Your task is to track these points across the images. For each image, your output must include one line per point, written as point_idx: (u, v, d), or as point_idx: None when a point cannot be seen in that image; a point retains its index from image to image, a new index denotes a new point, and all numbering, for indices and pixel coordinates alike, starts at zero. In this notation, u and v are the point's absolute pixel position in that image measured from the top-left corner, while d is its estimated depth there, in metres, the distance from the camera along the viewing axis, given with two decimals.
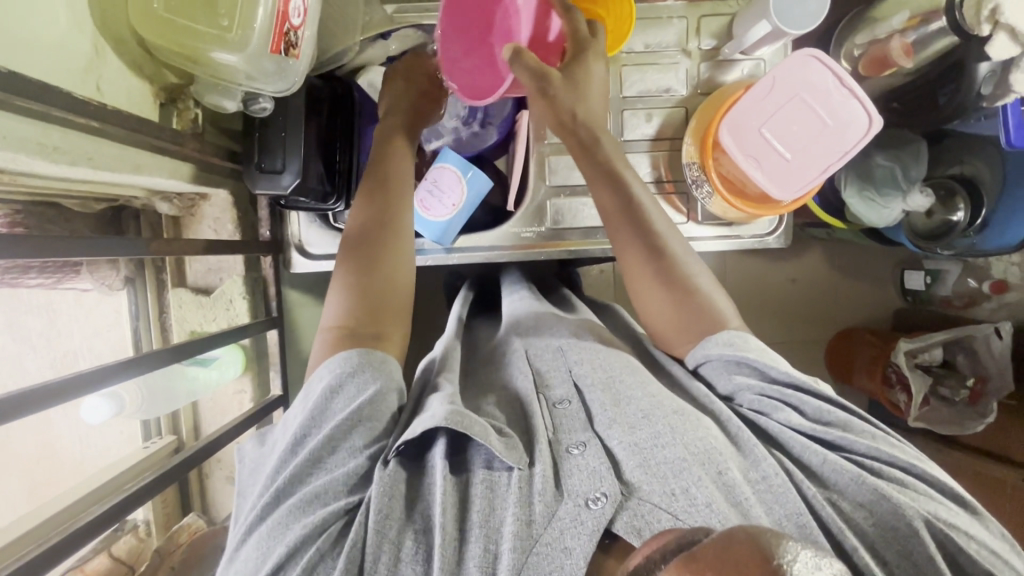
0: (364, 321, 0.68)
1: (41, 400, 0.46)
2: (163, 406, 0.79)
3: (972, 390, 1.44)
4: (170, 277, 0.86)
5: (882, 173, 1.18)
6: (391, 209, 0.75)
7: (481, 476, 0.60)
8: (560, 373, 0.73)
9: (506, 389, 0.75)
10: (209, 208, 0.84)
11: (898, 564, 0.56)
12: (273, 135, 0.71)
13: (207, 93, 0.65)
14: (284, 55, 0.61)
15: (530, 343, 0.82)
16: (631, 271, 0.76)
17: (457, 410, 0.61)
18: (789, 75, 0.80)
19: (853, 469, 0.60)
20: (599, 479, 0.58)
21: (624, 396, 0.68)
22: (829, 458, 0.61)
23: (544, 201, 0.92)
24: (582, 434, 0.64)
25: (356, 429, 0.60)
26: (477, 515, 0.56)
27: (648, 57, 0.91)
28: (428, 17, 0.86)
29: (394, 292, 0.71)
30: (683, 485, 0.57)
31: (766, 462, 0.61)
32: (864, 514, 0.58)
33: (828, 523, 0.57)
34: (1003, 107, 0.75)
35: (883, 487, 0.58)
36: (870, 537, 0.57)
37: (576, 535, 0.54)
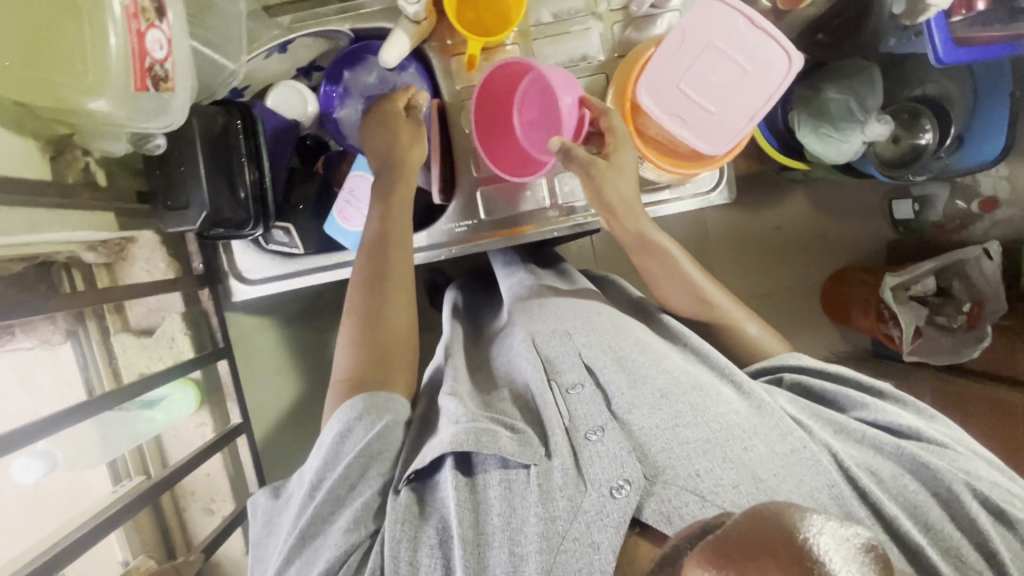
0: (386, 367, 0.72)
1: None
2: (119, 448, 0.79)
3: (968, 317, 1.40)
4: (113, 323, 0.85)
5: (837, 109, 1.13)
6: (388, 255, 0.77)
7: (497, 476, 0.61)
8: (570, 356, 0.71)
9: (512, 386, 0.74)
10: (139, 249, 0.84)
11: (940, 526, 0.58)
12: (174, 172, 0.70)
13: (93, 140, 0.65)
14: (154, 90, 0.60)
15: (533, 327, 0.78)
16: (664, 293, 0.83)
17: (465, 430, 0.61)
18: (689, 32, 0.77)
19: (891, 441, 0.63)
20: (621, 464, 0.58)
21: (639, 374, 0.68)
22: (867, 434, 0.65)
23: (473, 191, 0.90)
24: (599, 417, 0.64)
25: (369, 464, 0.63)
26: (496, 516, 0.58)
27: (558, 27, 0.87)
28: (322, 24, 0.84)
29: (397, 337, 0.74)
30: (707, 466, 0.58)
31: (793, 436, 0.62)
32: (902, 480, 0.62)
33: (869, 495, 0.59)
34: (927, 23, 0.72)
35: (921, 455, 0.62)
36: (910, 502, 0.60)
37: (603, 529, 0.54)
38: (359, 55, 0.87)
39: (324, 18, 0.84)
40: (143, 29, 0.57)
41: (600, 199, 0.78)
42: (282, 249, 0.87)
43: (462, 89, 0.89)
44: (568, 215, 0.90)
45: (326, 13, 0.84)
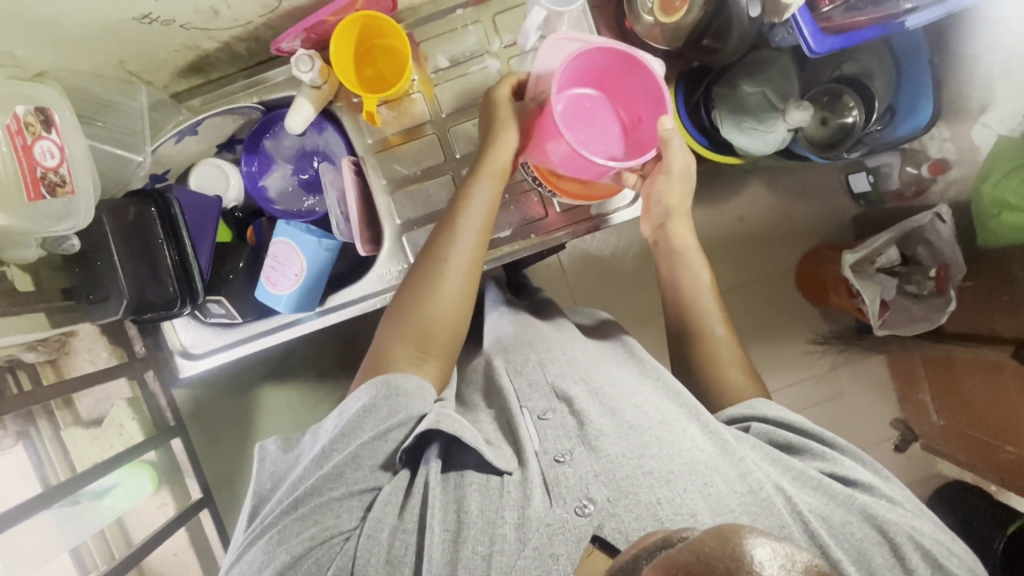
0: (421, 360, 0.73)
1: None
2: (78, 539, 0.79)
3: (937, 281, 1.34)
4: (64, 417, 0.86)
5: (754, 102, 1.15)
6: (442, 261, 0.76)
7: (472, 480, 0.63)
8: (539, 387, 0.73)
9: (476, 416, 0.74)
10: (80, 342, 0.85)
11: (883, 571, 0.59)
12: (93, 266, 0.73)
13: (9, 250, 0.66)
14: (51, 196, 0.64)
15: (506, 359, 0.80)
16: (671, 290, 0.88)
17: (446, 416, 0.65)
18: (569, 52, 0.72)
19: (844, 491, 0.64)
20: (586, 485, 0.60)
21: (611, 405, 0.69)
22: (823, 482, 0.65)
23: (400, 237, 0.91)
24: (567, 442, 0.65)
25: (376, 443, 0.64)
26: (473, 510, 0.60)
27: (456, 71, 0.90)
28: (231, 102, 0.87)
29: (433, 330, 0.75)
30: (669, 495, 0.59)
31: (753, 475, 0.62)
32: (857, 524, 0.62)
33: (817, 537, 0.59)
34: (793, 15, 0.74)
35: (870, 508, 0.63)
36: (856, 547, 0.61)
37: (564, 542, 0.57)
38: (273, 126, 0.90)
39: (232, 96, 0.88)
40: (29, 143, 0.61)
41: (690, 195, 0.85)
42: (223, 321, 0.89)
43: (375, 142, 0.91)
44: (494, 247, 0.93)
45: (233, 91, 0.88)
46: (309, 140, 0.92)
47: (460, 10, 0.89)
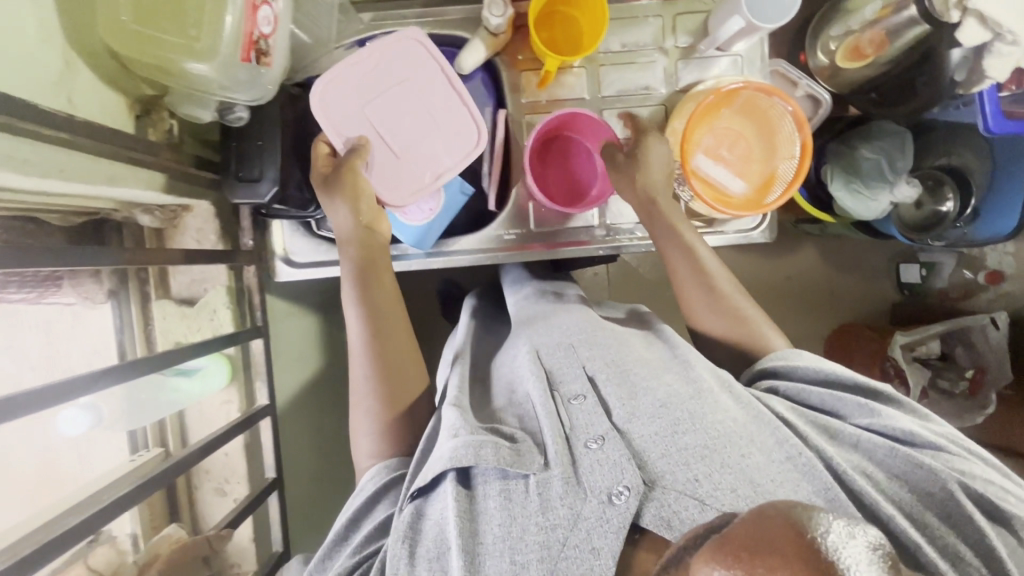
0: (389, 394, 0.74)
1: None
2: (146, 418, 0.74)
3: (971, 382, 1.36)
4: (154, 289, 0.84)
5: (868, 167, 1.17)
6: (379, 308, 0.77)
7: (496, 486, 0.60)
8: (572, 367, 0.71)
9: (516, 399, 0.71)
10: (192, 219, 0.83)
11: (938, 524, 0.58)
12: (250, 145, 0.71)
13: (181, 104, 0.67)
14: (256, 63, 0.62)
15: (537, 341, 0.76)
16: (684, 292, 0.83)
17: (464, 445, 0.60)
18: (371, 67, 0.76)
19: (885, 443, 0.62)
20: (620, 471, 0.58)
21: (639, 387, 0.67)
22: (862, 437, 0.64)
23: (525, 201, 0.92)
24: (600, 426, 0.63)
25: (375, 504, 0.66)
26: (494, 528, 0.57)
27: (624, 56, 0.90)
28: (403, 25, 0.86)
29: (398, 368, 0.76)
30: (705, 472, 0.58)
31: (791, 442, 0.61)
32: (900, 483, 0.61)
33: (861, 495, 0.58)
34: (980, 93, 0.77)
35: (916, 457, 0.61)
36: (906, 500, 0.60)
37: (603, 534, 0.54)
38: None
39: (405, 20, 0.87)
40: (258, 5, 0.59)
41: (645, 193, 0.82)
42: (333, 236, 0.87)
43: (528, 104, 0.91)
44: (613, 236, 0.93)
45: (407, 15, 0.87)
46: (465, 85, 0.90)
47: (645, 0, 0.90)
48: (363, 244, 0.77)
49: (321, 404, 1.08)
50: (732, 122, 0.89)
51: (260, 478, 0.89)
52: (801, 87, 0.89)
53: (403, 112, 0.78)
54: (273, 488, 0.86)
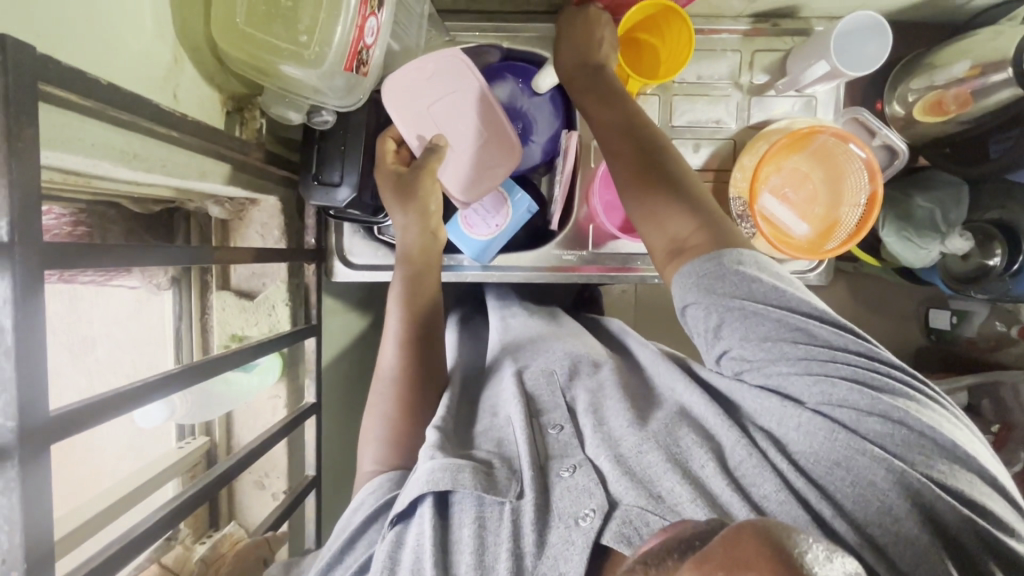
0: (408, 401, 0.75)
1: (124, 403, 0.44)
2: (205, 413, 0.74)
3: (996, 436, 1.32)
4: (215, 280, 0.84)
5: (920, 216, 1.15)
6: (427, 312, 0.80)
7: (472, 514, 0.59)
8: (555, 398, 0.72)
9: (496, 422, 0.72)
10: (258, 213, 0.83)
11: (881, 533, 0.53)
12: (332, 148, 0.71)
13: (273, 104, 0.67)
14: (355, 72, 0.62)
15: (523, 363, 0.81)
16: (634, 196, 0.68)
17: (441, 467, 0.61)
18: (408, 85, 0.76)
19: (826, 425, 0.56)
20: (588, 496, 0.58)
21: (610, 414, 0.68)
22: (802, 419, 0.58)
23: (586, 224, 0.92)
24: (575, 457, 0.63)
25: (371, 527, 0.64)
26: (467, 557, 0.56)
27: (699, 88, 0.90)
28: (483, 38, 0.87)
29: (430, 371, 0.79)
30: (668, 486, 0.57)
31: (739, 445, 0.60)
32: (839, 474, 0.55)
33: (804, 495, 0.55)
34: None
35: (857, 442, 0.55)
36: (849, 503, 0.54)
37: (569, 559, 0.54)
38: (501, 74, 0.88)
39: (486, 33, 0.87)
40: (366, 15, 0.59)
41: (588, 66, 0.75)
42: (392, 242, 0.87)
43: None
44: None
45: (488, 28, 0.87)
46: (528, 100, 0.88)
47: (726, 34, 0.89)
48: (422, 244, 0.80)
49: (354, 403, 1.08)
50: (801, 164, 0.89)
51: (299, 474, 0.89)
52: (879, 137, 0.88)
53: (460, 122, 0.78)
54: (314, 485, 0.86)
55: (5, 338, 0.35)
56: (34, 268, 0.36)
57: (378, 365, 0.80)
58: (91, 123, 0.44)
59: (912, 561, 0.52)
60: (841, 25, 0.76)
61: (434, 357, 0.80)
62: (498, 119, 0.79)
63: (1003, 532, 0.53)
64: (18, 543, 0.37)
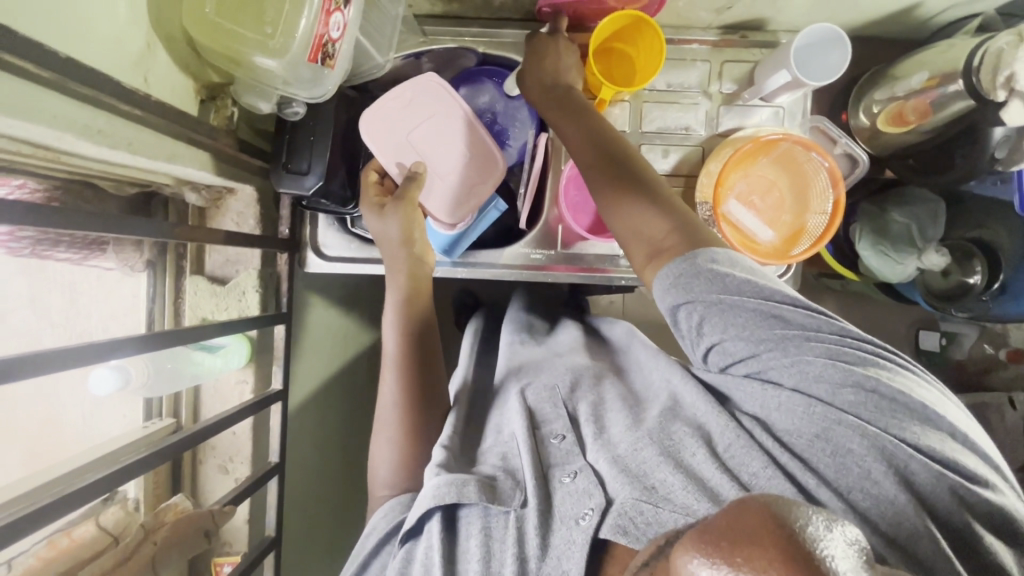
0: (411, 420, 0.78)
1: (62, 360, 0.46)
2: (166, 387, 0.76)
3: None
4: (189, 265, 0.87)
5: (898, 231, 1.13)
6: (424, 336, 0.83)
7: (478, 524, 0.61)
8: (555, 408, 0.73)
9: (502, 438, 0.73)
10: (234, 202, 0.86)
11: (866, 502, 0.53)
12: (302, 138, 0.74)
13: (246, 93, 0.70)
14: (320, 65, 0.65)
15: (526, 382, 0.79)
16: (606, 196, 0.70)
17: (444, 483, 0.63)
18: (386, 115, 0.80)
19: (804, 401, 0.57)
20: (588, 496, 0.59)
21: (612, 422, 0.68)
22: (783, 397, 0.58)
23: (555, 224, 0.93)
24: (575, 461, 0.64)
25: (384, 545, 0.67)
26: (475, 565, 0.58)
27: (669, 96, 0.93)
28: (459, 42, 0.90)
29: (431, 392, 0.80)
30: (662, 477, 0.58)
31: (722, 429, 0.61)
32: (820, 445, 0.56)
33: (788, 472, 0.56)
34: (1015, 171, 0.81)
35: (834, 415, 0.55)
36: (833, 474, 0.55)
37: (570, 557, 0.55)
38: (477, 77, 0.91)
39: (462, 37, 0.90)
40: (331, 10, 0.62)
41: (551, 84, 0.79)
42: (365, 235, 0.89)
43: None
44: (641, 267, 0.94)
45: (464, 33, 0.90)
46: (502, 100, 0.91)
47: (697, 44, 0.92)
48: (409, 273, 0.81)
49: (324, 396, 1.08)
50: (766, 171, 0.90)
51: (263, 461, 0.90)
52: (840, 145, 0.90)
53: (441, 146, 0.82)
54: (276, 472, 0.86)
55: None
56: None
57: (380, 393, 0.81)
58: (54, 96, 0.47)
59: (903, 532, 0.52)
60: (800, 37, 0.79)
61: (433, 376, 0.82)
62: (476, 137, 0.82)
63: (979, 486, 0.53)
64: None
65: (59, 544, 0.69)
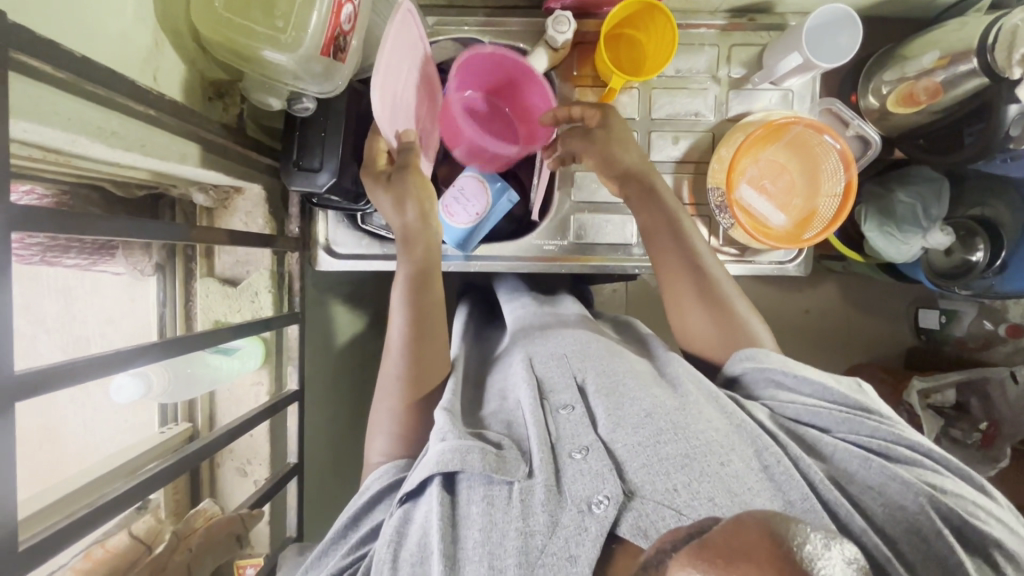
0: (414, 392, 0.73)
1: (91, 370, 0.44)
2: (186, 392, 0.75)
3: (984, 435, 1.26)
4: (199, 267, 0.85)
5: (903, 212, 1.13)
6: (431, 304, 0.76)
7: (481, 492, 0.59)
8: (564, 378, 0.71)
9: (506, 406, 0.71)
10: (243, 201, 0.83)
11: (906, 543, 0.56)
12: (313, 135, 0.73)
13: (254, 91, 0.69)
14: (333, 58, 0.64)
15: (531, 350, 0.77)
16: (672, 291, 0.80)
17: (455, 450, 0.59)
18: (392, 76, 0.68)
19: (860, 454, 0.60)
20: (601, 481, 0.57)
21: (626, 398, 0.66)
22: (839, 446, 0.62)
23: (569, 215, 0.93)
24: (585, 437, 0.62)
25: (377, 505, 0.65)
26: (475, 533, 0.55)
27: (678, 81, 0.92)
28: (465, 31, 0.89)
29: (431, 366, 0.75)
30: (685, 481, 0.57)
31: (769, 452, 0.60)
32: (872, 494, 0.59)
33: (835, 507, 0.57)
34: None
35: (891, 468, 0.59)
36: (879, 520, 0.57)
37: (581, 543, 0.53)
38: None
39: (468, 27, 0.89)
40: (343, 3, 0.61)
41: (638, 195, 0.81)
42: (376, 232, 0.88)
43: None
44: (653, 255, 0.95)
45: (470, 22, 0.89)
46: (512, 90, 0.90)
47: (703, 29, 0.91)
48: (424, 250, 0.77)
49: (335, 396, 1.07)
50: (777, 155, 0.91)
51: (281, 462, 0.89)
52: (852, 127, 0.90)
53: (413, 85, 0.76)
54: (295, 473, 0.86)
55: None
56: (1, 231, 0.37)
57: (381, 359, 0.76)
58: (65, 95, 0.46)
59: None
60: (811, 18, 0.78)
61: (437, 349, 0.76)
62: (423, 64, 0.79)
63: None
64: None
65: (93, 556, 0.68)
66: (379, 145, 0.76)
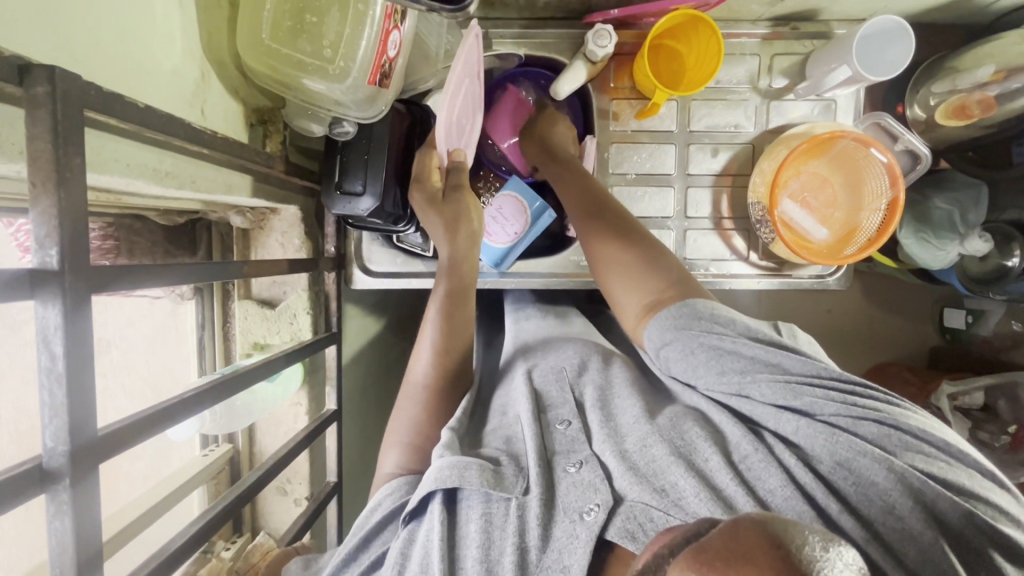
0: (439, 408, 0.70)
1: (159, 422, 0.44)
2: (236, 422, 0.75)
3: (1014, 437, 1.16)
4: (236, 288, 0.85)
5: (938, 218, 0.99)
6: (465, 319, 0.75)
7: (479, 510, 0.55)
8: (561, 392, 0.68)
9: (505, 421, 0.67)
10: (278, 222, 0.81)
11: (895, 534, 0.49)
12: (356, 158, 0.71)
13: (297, 117, 0.68)
14: (378, 86, 0.62)
15: (534, 364, 0.75)
16: (594, 243, 0.71)
17: (455, 464, 0.57)
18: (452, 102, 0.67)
19: (826, 430, 0.53)
20: (593, 491, 0.54)
21: (621, 410, 0.63)
22: (803, 424, 0.54)
23: None
24: (583, 451, 0.60)
25: (385, 529, 0.60)
26: (473, 551, 0.52)
27: (717, 92, 0.90)
28: (502, 45, 0.87)
29: (450, 381, 0.72)
30: (673, 480, 0.53)
31: (743, 443, 0.56)
32: (846, 476, 0.52)
33: (814, 494, 0.51)
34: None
35: (862, 445, 0.52)
36: (866, 510, 0.50)
37: (572, 551, 0.50)
38: (518, 78, 0.91)
39: (505, 40, 0.87)
40: (390, 29, 0.59)
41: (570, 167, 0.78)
42: (412, 249, 0.87)
43: (615, 132, 0.91)
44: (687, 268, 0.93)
45: (507, 35, 0.87)
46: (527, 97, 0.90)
47: (744, 38, 0.89)
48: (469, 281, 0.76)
49: (369, 410, 1.06)
50: (820, 168, 0.88)
51: (321, 481, 0.90)
52: (901, 141, 0.88)
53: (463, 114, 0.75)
54: (334, 492, 0.86)
55: (56, 364, 0.35)
56: (82, 293, 0.36)
57: (404, 379, 0.73)
58: (121, 142, 0.45)
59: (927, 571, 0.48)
60: (863, 28, 0.75)
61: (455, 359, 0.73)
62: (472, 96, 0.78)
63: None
64: (70, 564, 0.37)
65: None
66: (431, 161, 0.75)
